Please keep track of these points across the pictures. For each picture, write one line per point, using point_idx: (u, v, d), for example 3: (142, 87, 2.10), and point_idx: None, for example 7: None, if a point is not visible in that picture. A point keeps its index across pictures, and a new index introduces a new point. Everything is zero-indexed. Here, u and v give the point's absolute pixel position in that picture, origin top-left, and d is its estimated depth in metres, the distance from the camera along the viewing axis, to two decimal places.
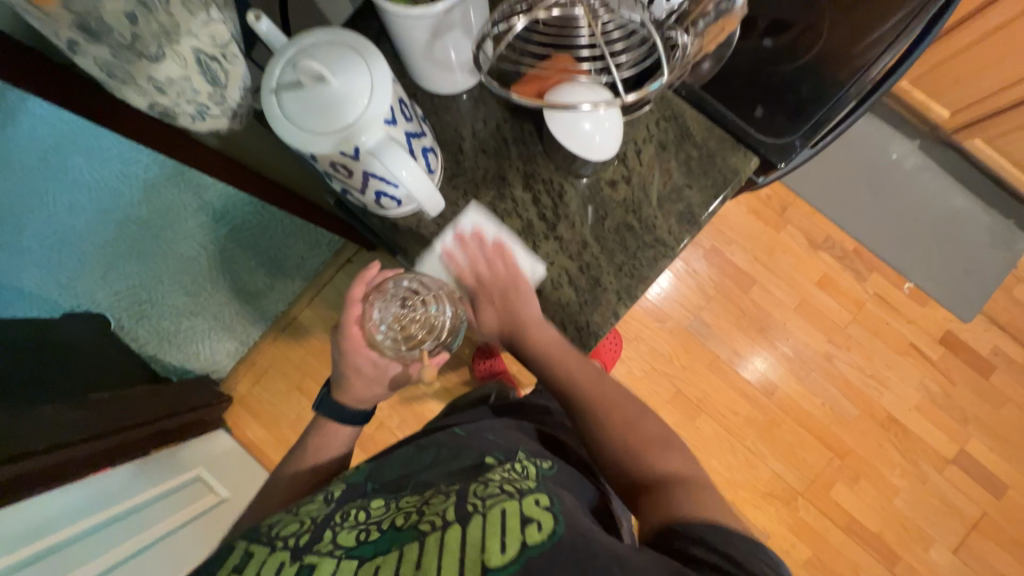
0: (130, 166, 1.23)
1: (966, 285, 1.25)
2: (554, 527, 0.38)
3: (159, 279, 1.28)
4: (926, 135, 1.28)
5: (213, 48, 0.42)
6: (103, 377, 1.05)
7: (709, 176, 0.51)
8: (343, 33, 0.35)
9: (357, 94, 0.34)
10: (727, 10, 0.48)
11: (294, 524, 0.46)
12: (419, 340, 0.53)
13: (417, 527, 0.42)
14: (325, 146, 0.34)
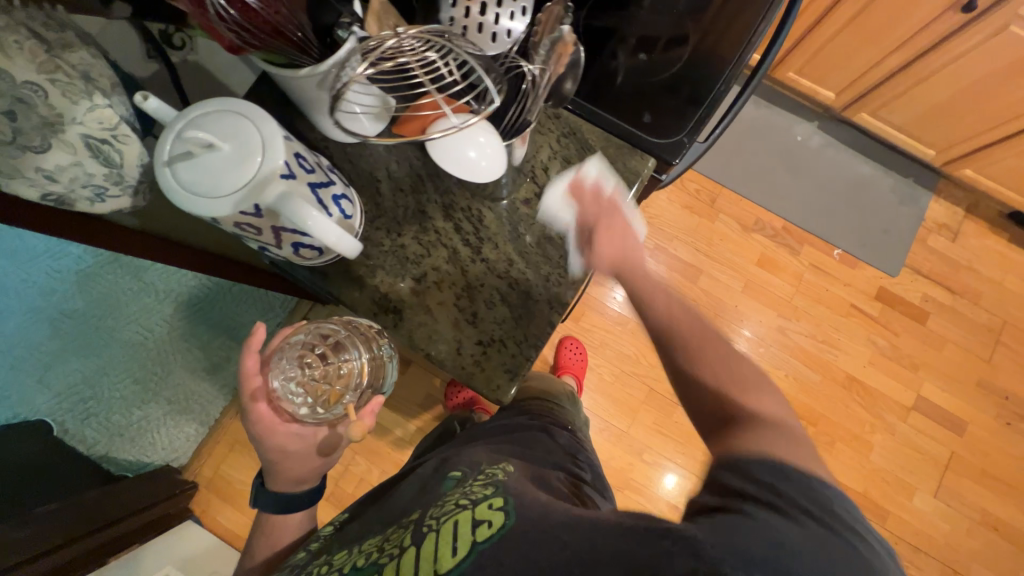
0: (62, 260, 1.20)
1: (886, 243, 1.36)
2: (504, 521, 0.43)
3: (105, 370, 1.21)
4: (822, 116, 1.42)
5: (102, 131, 0.43)
6: (48, 489, 0.97)
7: (614, 181, 0.55)
8: (230, 100, 0.36)
9: (250, 155, 0.35)
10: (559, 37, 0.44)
11: None
12: (339, 395, 0.54)
13: (382, 558, 0.47)
14: (221, 208, 0.35)
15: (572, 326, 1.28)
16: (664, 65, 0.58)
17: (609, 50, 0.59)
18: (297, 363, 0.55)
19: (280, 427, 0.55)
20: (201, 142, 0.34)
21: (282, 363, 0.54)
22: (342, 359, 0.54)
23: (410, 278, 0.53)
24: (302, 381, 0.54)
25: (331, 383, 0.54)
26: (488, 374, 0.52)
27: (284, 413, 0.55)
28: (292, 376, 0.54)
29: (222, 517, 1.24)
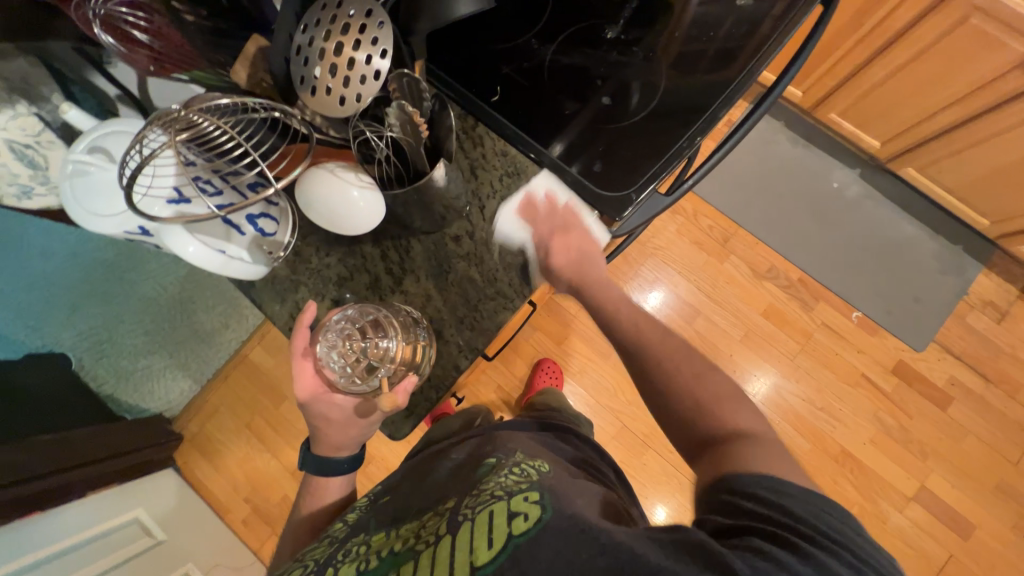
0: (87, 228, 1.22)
1: (915, 313, 1.23)
2: (542, 516, 0.39)
3: (120, 318, 1.28)
4: (866, 164, 1.29)
5: (25, 137, 0.48)
6: (50, 418, 1.07)
7: (548, 229, 0.53)
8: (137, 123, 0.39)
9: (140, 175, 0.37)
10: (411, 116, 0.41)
11: (300, 568, 0.50)
12: (376, 368, 0.51)
13: (416, 549, 0.44)
14: (102, 226, 0.37)
15: (553, 348, 1.26)
16: (630, 111, 0.56)
17: (576, 91, 0.56)
18: (343, 339, 0.52)
19: (323, 397, 0.53)
20: (95, 161, 0.36)
21: (329, 334, 0.52)
22: (379, 340, 0.50)
23: (330, 297, 0.54)
24: (344, 351, 0.52)
25: (369, 356, 0.51)
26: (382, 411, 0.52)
27: (326, 381, 0.53)
28: (337, 347, 0.52)
29: (200, 472, 1.33)
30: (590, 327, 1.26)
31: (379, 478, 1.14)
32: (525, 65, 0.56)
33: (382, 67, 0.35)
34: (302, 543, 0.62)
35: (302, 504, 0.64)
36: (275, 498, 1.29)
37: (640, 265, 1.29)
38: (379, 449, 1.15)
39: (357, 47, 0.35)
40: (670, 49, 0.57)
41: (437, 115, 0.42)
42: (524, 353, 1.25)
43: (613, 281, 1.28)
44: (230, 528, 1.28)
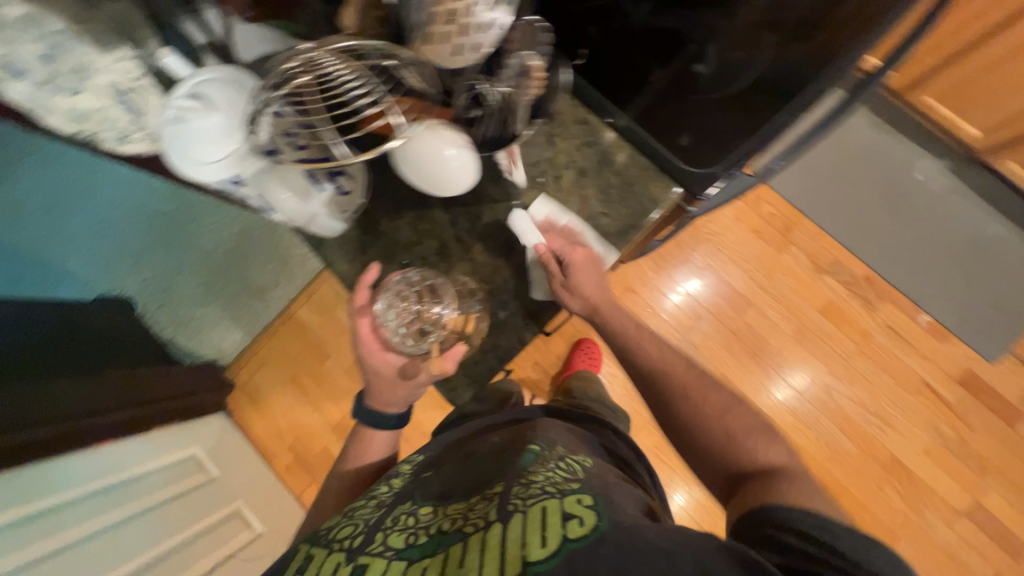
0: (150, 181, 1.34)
1: (991, 322, 1.14)
2: (598, 523, 0.40)
3: (180, 269, 1.37)
4: (955, 156, 1.18)
5: None
6: (118, 356, 1.15)
7: (627, 204, 0.51)
8: (230, 68, 0.38)
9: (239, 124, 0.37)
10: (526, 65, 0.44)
11: (348, 528, 0.51)
12: (426, 334, 0.53)
13: (462, 529, 0.45)
14: (207, 173, 0.37)
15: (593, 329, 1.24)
16: None
17: (670, 58, 0.50)
18: (394, 301, 0.52)
19: (376, 353, 0.51)
20: (194, 108, 0.37)
21: (386, 293, 0.52)
22: (435, 309, 0.53)
23: (397, 260, 0.54)
24: (397, 313, 0.52)
25: (422, 321, 0.52)
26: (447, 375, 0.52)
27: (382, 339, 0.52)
28: (392, 308, 0.52)
29: (247, 419, 1.40)
30: (635, 311, 1.23)
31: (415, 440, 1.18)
32: (613, 26, 0.51)
33: (501, 14, 0.39)
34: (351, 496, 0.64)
35: (352, 461, 0.66)
36: (316, 449, 1.36)
37: (692, 250, 1.24)
38: (417, 413, 1.18)
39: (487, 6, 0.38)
40: None
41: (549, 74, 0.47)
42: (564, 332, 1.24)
43: (661, 265, 1.24)
44: (273, 472, 1.36)
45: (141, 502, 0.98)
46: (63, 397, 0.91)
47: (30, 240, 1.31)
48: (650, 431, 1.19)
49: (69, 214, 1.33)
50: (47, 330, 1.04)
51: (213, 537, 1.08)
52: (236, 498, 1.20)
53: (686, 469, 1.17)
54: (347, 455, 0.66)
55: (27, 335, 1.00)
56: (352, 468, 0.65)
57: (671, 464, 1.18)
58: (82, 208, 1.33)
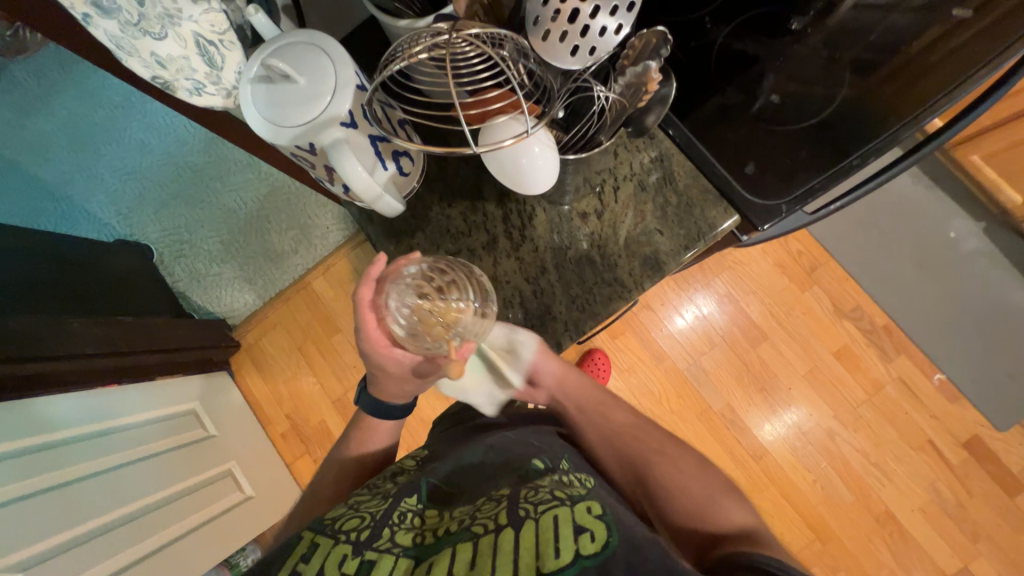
0: (184, 130, 1.34)
1: (1006, 390, 1.14)
2: (609, 538, 0.40)
3: (201, 223, 1.36)
4: (993, 219, 1.17)
5: (212, 33, 0.42)
6: (129, 302, 1.15)
7: (683, 225, 0.50)
8: (313, 32, 0.38)
9: (322, 93, 0.37)
10: (643, 73, 0.41)
11: (355, 519, 0.47)
12: (441, 330, 0.48)
13: (470, 529, 0.43)
14: (284, 137, 0.37)
15: (606, 341, 1.23)
16: (798, 116, 0.52)
17: (740, 82, 0.53)
18: (418, 305, 0.47)
19: (381, 348, 0.47)
20: (280, 71, 0.37)
21: (397, 287, 0.47)
22: (457, 305, 0.48)
23: (442, 248, 0.54)
24: (413, 310, 0.47)
25: (442, 318, 0.48)
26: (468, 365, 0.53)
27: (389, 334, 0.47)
28: (408, 304, 0.47)
29: (248, 381, 1.39)
30: (648, 328, 1.23)
31: (415, 426, 1.18)
32: (692, 44, 0.54)
33: (625, 22, 0.36)
34: (358, 478, 0.63)
35: (361, 444, 0.65)
36: (313, 421, 1.36)
37: (714, 276, 1.23)
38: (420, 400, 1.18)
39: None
40: (857, 54, 0.52)
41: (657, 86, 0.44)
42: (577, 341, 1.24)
43: (682, 287, 1.23)
44: (267, 438, 1.35)
45: (137, 450, 0.98)
46: (72, 335, 0.91)
47: (60, 174, 1.32)
48: None
49: (97, 152, 1.33)
50: (63, 267, 1.04)
51: (202, 494, 1.08)
52: (230, 459, 1.19)
53: None
54: (358, 438, 0.65)
55: (46, 268, 1.00)
56: (363, 452, 0.64)
57: None
58: (110, 148, 1.33)
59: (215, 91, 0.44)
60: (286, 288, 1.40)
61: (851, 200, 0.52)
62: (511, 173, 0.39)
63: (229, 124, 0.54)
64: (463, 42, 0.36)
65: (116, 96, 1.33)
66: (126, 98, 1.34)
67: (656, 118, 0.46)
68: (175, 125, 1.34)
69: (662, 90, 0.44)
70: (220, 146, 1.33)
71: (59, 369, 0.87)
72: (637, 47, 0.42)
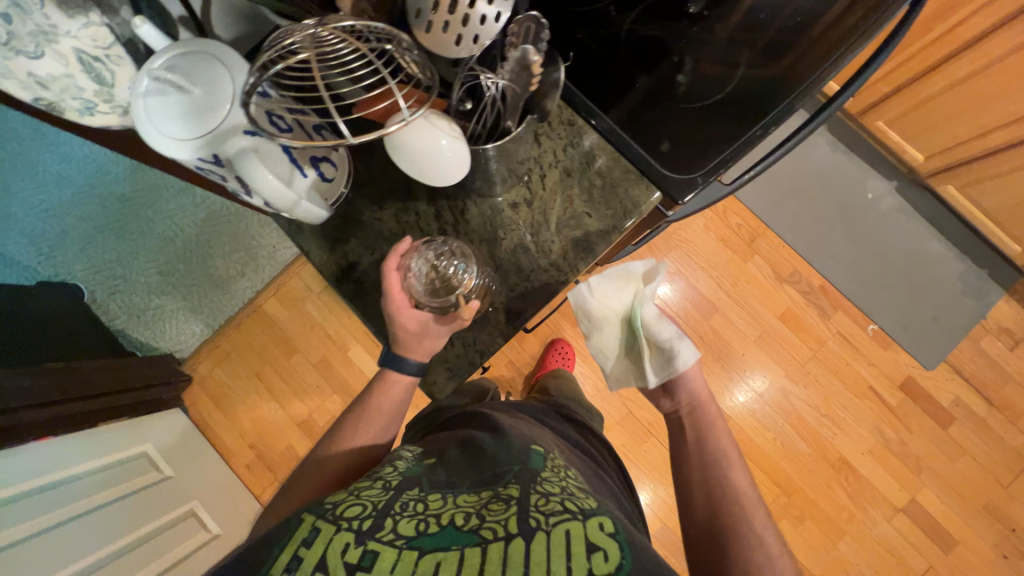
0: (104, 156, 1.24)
1: (932, 332, 1.24)
2: (621, 558, 0.35)
3: (134, 255, 1.27)
4: (903, 178, 1.28)
5: (96, 49, 0.41)
6: (58, 349, 1.07)
7: (609, 205, 0.52)
8: (206, 42, 0.37)
9: (220, 101, 0.36)
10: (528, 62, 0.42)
11: (356, 507, 0.40)
12: (455, 287, 0.49)
13: (478, 531, 0.37)
14: (179, 146, 0.36)
15: (568, 330, 1.26)
16: (705, 94, 0.55)
17: (651, 66, 0.55)
18: (431, 270, 0.49)
19: (403, 309, 0.48)
20: (172, 83, 0.35)
21: (419, 252, 0.50)
22: (464, 272, 0.49)
23: (378, 251, 0.53)
24: (435, 271, 0.49)
25: (457, 279, 0.49)
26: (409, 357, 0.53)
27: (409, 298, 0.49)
28: (427, 263, 0.50)
29: (205, 415, 1.33)
30: None
31: None
32: (600, 32, 0.56)
33: (504, 10, 0.37)
34: None
35: None
36: (280, 447, 1.31)
37: (664, 256, 1.28)
38: None
39: None
40: (752, 31, 0.56)
41: (545, 72, 0.45)
42: (540, 333, 1.26)
43: None
44: (232, 471, 1.28)
45: (87, 502, 0.91)
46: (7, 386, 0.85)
47: None
48: (619, 429, 1.23)
49: None
50: None
51: (165, 538, 1.02)
52: (192, 498, 1.13)
53: (650, 466, 1.21)
54: None
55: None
56: None
57: (636, 461, 1.21)
58: None
59: (109, 110, 0.42)
60: (237, 313, 1.36)
61: (760, 170, 0.56)
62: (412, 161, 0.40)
63: (135, 142, 0.51)
64: (333, 36, 0.35)
65: None
66: None
67: (554, 103, 0.46)
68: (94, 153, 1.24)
69: (553, 74, 0.45)
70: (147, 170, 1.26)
71: None
72: (517, 32, 0.43)
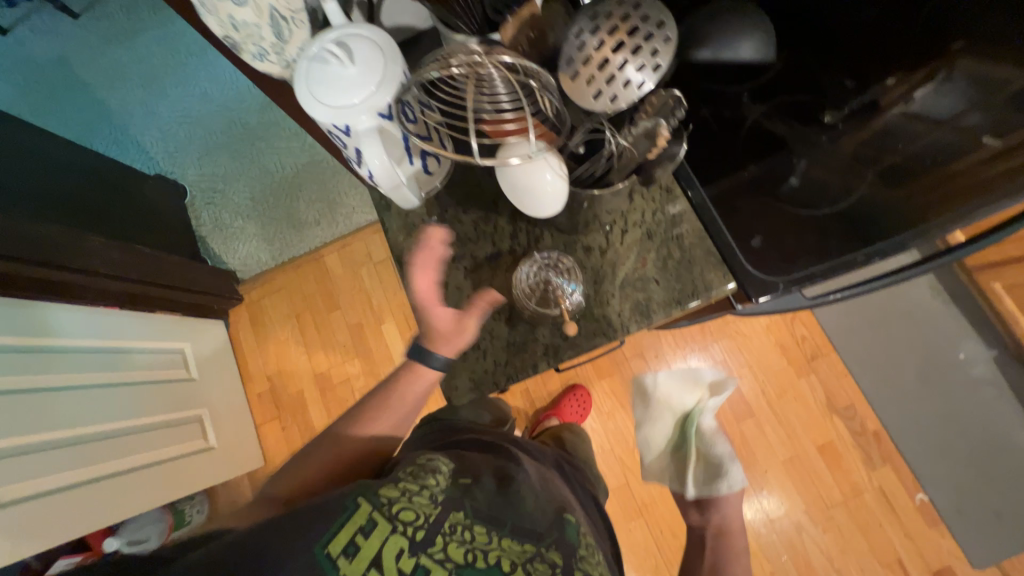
0: (248, 95, 1.54)
1: (991, 528, 1.09)
2: None
3: (238, 179, 1.50)
4: (1007, 349, 1.15)
5: (287, 10, 0.44)
6: (135, 232, 1.23)
7: (680, 280, 0.51)
8: (375, 30, 0.41)
9: (368, 81, 0.40)
10: (654, 129, 0.46)
11: (412, 513, 0.45)
12: (555, 299, 0.51)
13: None
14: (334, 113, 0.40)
15: (593, 379, 1.24)
16: (815, 202, 0.53)
17: (765, 160, 0.55)
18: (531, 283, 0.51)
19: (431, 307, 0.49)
20: (337, 57, 0.40)
21: (530, 263, 0.53)
22: (567, 289, 0.52)
23: (448, 250, 0.55)
24: (540, 283, 0.52)
25: (558, 293, 0.51)
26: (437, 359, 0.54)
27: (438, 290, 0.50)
28: (536, 273, 0.53)
29: (241, 335, 1.40)
30: (636, 378, 1.23)
31: None
32: (726, 115, 0.56)
33: (648, 79, 0.40)
34: None
35: None
36: (292, 389, 1.36)
37: (714, 341, 1.22)
38: None
39: (634, 52, 0.39)
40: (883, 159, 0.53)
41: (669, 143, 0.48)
42: (564, 372, 1.24)
43: (679, 344, 1.23)
44: (245, 395, 1.36)
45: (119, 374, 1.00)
46: (76, 251, 0.97)
47: (141, 114, 1.58)
48: (611, 496, 1.17)
49: (174, 103, 1.57)
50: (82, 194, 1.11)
51: (165, 433, 1.07)
52: (201, 406, 1.19)
53: (631, 548, 1.14)
54: None
55: (59, 186, 1.07)
56: None
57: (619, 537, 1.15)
58: (187, 99, 1.57)
59: (276, 61, 0.47)
60: (299, 255, 1.44)
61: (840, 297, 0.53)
62: (507, 188, 0.46)
63: (278, 93, 0.57)
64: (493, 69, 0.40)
65: (210, 64, 1.59)
66: (212, 62, 1.58)
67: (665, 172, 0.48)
68: (242, 92, 1.55)
69: (674, 149, 0.48)
70: (270, 113, 1.51)
71: (64, 280, 0.93)
72: (655, 103, 0.47)
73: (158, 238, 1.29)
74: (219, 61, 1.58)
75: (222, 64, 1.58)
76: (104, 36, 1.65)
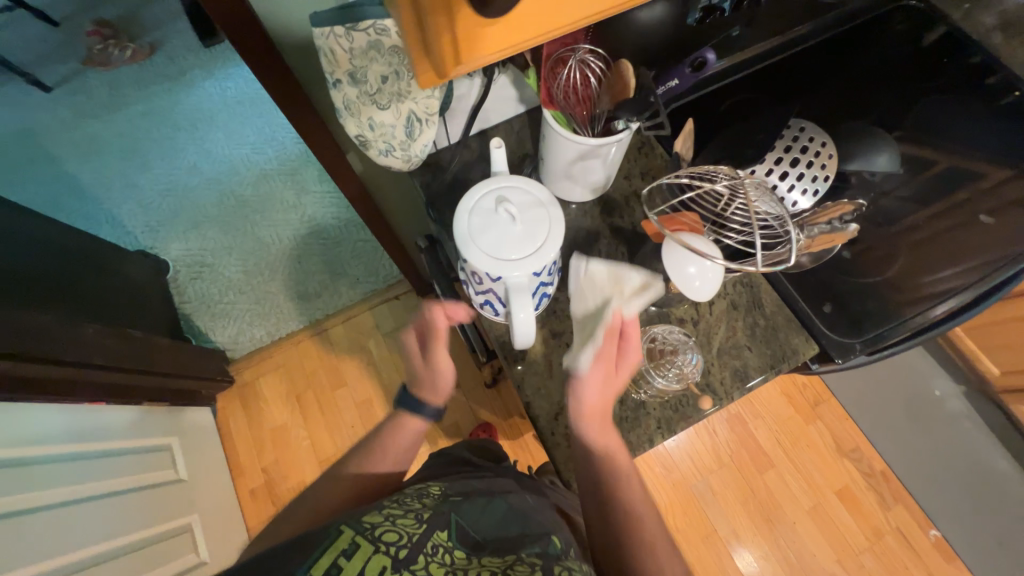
0: (243, 168, 1.52)
1: (999, 557, 1.16)
2: None
3: (229, 253, 1.43)
4: (972, 384, 1.30)
5: (423, 113, 0.47)
6: (125, 319, 1.10)
7: (770, 346, 0.56)
8: (538, 190, 0.46)
9: (530, 242, 0.44)
10: (841, 229, 0.56)
11: (393, 531, 0.43)
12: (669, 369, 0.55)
13: None
14: (503, 271, 0.43)
15: None
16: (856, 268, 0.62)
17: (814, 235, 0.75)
18: (647, 347, 0.56)
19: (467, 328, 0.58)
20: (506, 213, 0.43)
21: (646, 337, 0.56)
22: (681, 361, 0.55)
23: (548, 327, 0.56)
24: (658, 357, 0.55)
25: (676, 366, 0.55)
26: (547, 441, 0.53)
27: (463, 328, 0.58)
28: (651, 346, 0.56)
29: (230, 423, 1.27)
30: None
31: None
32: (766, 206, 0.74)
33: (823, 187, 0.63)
34: None
35: None
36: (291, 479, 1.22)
37: None
38: None
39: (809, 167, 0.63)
40: None
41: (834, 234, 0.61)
42: None
43: None
44: (235, 492, 1.20)
45: (105, 484, 0.86)
46: (73, 344, 0.86)
47: (119, 187, 1.50)
48: None
49: (159, 177, 1.51)
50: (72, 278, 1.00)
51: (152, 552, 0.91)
52: (191, 512, 1.03)
53: None
54: None
55: (44, 268, 0.97)
56: None
57: None
58: (175, 172, 1.52)
59: (398, 156, 0.49)
60: (297, 330, 1.36)
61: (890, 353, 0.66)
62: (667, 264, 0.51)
63: None
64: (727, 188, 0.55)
65: (201, 138, 1.56)
66: (204, 136, 1.56)
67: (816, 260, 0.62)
68: (236, 165, 1.53)
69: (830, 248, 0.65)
70: (268, 186, 1.49)
71: (61, 376, 0.83)
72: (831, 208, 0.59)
73: (144, 319, 1.18)
74: (211, 135, 1.56)
75: (215, 137, 1.55)
76: (80, 111, 1.59)
